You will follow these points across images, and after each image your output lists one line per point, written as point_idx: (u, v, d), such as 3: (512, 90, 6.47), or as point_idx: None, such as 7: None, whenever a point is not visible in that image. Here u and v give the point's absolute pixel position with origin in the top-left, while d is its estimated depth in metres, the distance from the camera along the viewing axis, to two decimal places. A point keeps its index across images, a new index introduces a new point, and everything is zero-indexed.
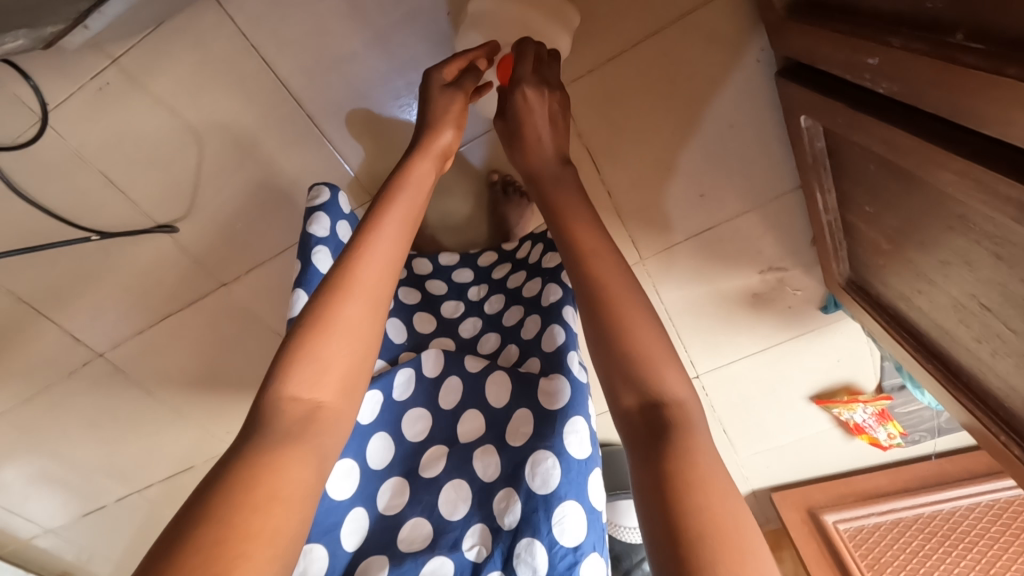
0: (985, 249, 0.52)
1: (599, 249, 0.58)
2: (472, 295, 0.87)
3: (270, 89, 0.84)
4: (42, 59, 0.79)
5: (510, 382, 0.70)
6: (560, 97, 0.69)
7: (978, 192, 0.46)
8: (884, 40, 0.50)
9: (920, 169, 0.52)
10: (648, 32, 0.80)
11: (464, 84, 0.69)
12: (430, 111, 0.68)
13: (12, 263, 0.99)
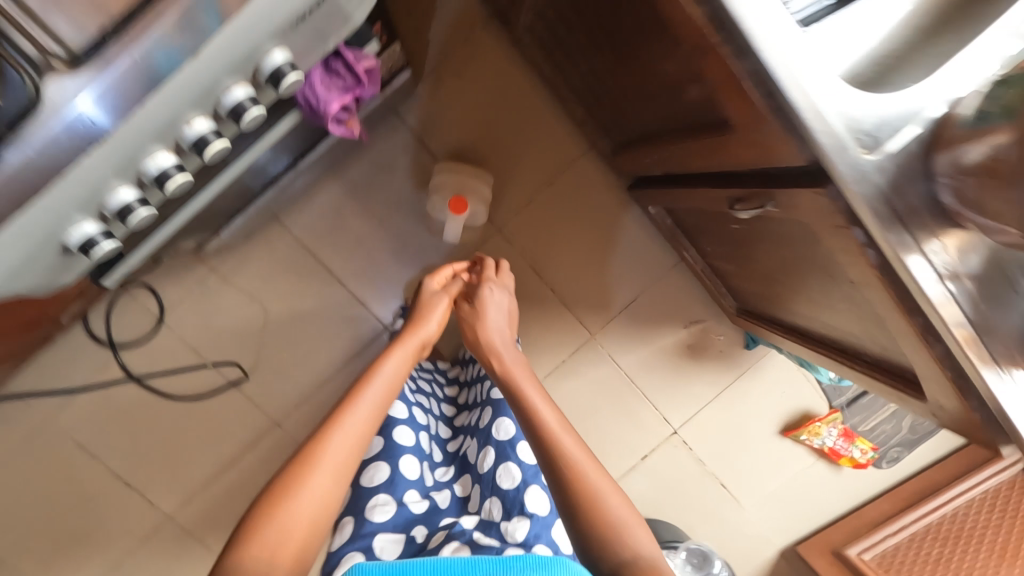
0: (749, 238, 0.89)
1: (554, 420, 0.73)
2: (450, 373, 1.15)
3: (313, 267, 1.27)
4: (168, 277, 1.22)
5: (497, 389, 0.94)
6: (507, 301, 0.92)
7: (714, 203, 0.85)
8: (647, 150, 0.96)
9: (695, 204, 0.92)
10: (546, 184, 1.28)
11: (450, 289, 0.91)
12: (421, 308, 0.88)
13: (115, 439, 1.27)
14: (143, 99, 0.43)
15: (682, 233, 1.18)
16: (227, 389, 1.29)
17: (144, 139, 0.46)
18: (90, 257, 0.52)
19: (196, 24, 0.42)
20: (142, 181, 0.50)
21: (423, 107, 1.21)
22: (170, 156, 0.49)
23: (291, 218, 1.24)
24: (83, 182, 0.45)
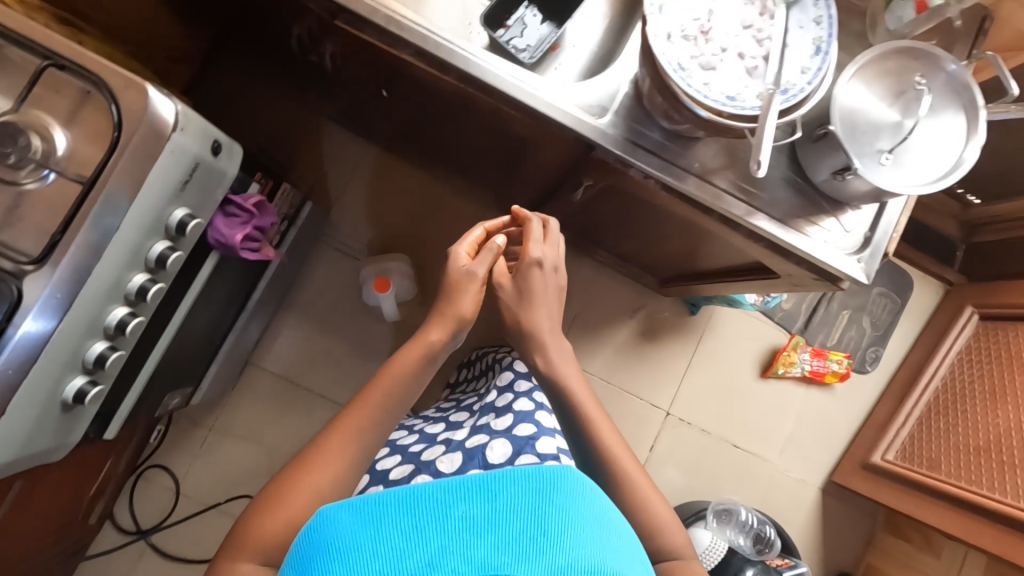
0: (615, 218, 1.06)
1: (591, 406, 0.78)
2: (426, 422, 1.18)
3: (293, 390, 1.38)
4: (174, 449, 1.34)
5: (513, 387, 0.91)
6: (554, 273, 0.80)
7: (573, 200, 1.03)
8: (513, 188, 1.17)
9: (565, 208, 1.10)
10: None
11: (485, 265, 0.75)
12: (449, 287, 0.74)
13: None
14: (87, 281, 0.60)
15: (590, 237, 1.31)
16: None
17: (98, 303, 0.64)
18: (82, 404, 0.69)
19: (106, 221, 0.60)
20: (107, 334, 0.67)
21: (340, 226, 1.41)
22: (122, 308, 0.67)
23: (262, 356, 1.38)
24: (66, 351, 0.63)
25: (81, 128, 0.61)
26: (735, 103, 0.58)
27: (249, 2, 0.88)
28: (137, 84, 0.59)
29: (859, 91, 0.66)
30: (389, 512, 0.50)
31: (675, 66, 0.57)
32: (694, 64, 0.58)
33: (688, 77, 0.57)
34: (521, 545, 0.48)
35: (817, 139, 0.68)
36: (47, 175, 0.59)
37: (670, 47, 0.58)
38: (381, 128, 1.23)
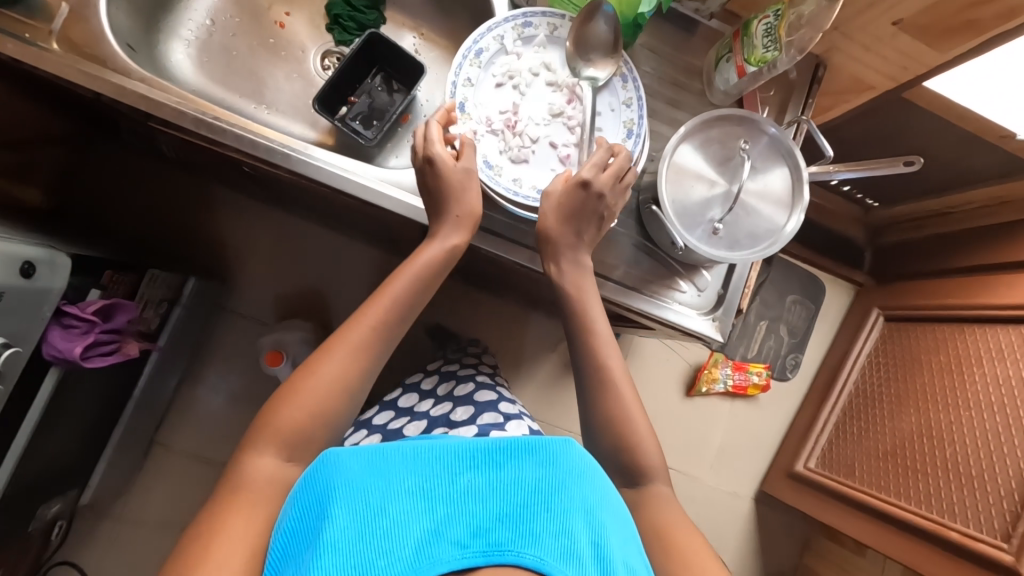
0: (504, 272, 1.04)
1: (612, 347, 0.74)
2: None
3: (205, 467, 1.32)
4: (81, 545, 1.26)
5: (485, 390, 0.96)
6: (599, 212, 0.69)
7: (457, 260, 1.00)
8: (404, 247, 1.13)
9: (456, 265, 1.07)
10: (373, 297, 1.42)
11: (552, 190, 0.69)
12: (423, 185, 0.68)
13: None
14: None
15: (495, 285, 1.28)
16: None
17: None
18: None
19: None
20: None
21: (239, 291, 1.34)
22: None
23: (168, 435, 1.31)
24: None
25: None
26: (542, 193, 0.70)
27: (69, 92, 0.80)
28: None
29: (690, 160, 0.66)
30: (400, 463, 0.52)
31: (485, 162, 0.69)
32: (504, 158, 0.71)
33: (499, 172, 0.70)
34: (518, 515, 0.47)
35: (654, 211, 0.69)
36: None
37: (483, 145, 0.70)
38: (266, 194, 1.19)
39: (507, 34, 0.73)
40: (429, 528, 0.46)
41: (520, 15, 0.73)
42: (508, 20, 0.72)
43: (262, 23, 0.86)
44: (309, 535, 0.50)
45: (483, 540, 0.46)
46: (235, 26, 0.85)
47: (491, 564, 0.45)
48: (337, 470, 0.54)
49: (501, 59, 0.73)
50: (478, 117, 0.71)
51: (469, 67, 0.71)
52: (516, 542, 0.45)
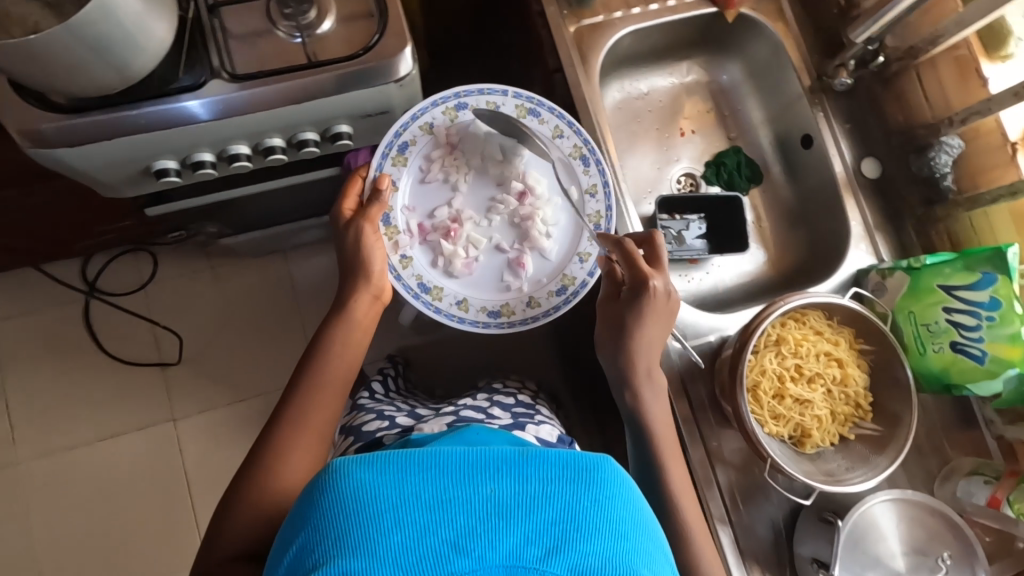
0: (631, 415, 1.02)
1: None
2: None
3: (287, 297, 1.42)
4: (173, 256, 1.40)
5: (525, 408, 0.95)
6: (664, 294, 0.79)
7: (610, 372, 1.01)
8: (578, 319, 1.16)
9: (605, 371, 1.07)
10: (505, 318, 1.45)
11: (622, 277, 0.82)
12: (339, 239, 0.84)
13: (36, 364, 1.34)
14: (244, 115, 0.70)
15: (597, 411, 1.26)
16: (155, 364, 1.36)
17: (235, 133, 0.74)
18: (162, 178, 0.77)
19: (295, 96, 0.70)
20: (223, 154, 0.77)
21: None
22: (247, 148, 0.77)
23: (293, 254, 1.43)
24: (183, 139, 0.72)
25: (344, 30, 0.72)
26: (494, 311, 0.90)
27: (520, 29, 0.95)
28: (404, 39, 0.71)
29: (889, 523, 0.76)
30: (422, 481, 0.47)
31: (423, 283, 0.89)
32: (437, 273, 0.90)
33: (441, 294, 0.89)
34: (555, 535, 0.46)
35: (831, 522, 0.76)
36: (296, 37, 0.71)
37: (419, 257, 0.89)
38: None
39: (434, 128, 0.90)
40: (458, 552, 0.45)
41: (453, 98, 0.90)
42: (411, 122, 0.88)
43: (666, 124, 1.00)
44: (321, 542, 0.46)
45: (528, 554, 0.45)
46: (652, 108, 0.99)
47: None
48: (337, 480, 0.48)
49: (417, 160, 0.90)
50: (405, 221, 0.89)
51: (393, 164, 0.89)
52: (550, 563, 0.45)
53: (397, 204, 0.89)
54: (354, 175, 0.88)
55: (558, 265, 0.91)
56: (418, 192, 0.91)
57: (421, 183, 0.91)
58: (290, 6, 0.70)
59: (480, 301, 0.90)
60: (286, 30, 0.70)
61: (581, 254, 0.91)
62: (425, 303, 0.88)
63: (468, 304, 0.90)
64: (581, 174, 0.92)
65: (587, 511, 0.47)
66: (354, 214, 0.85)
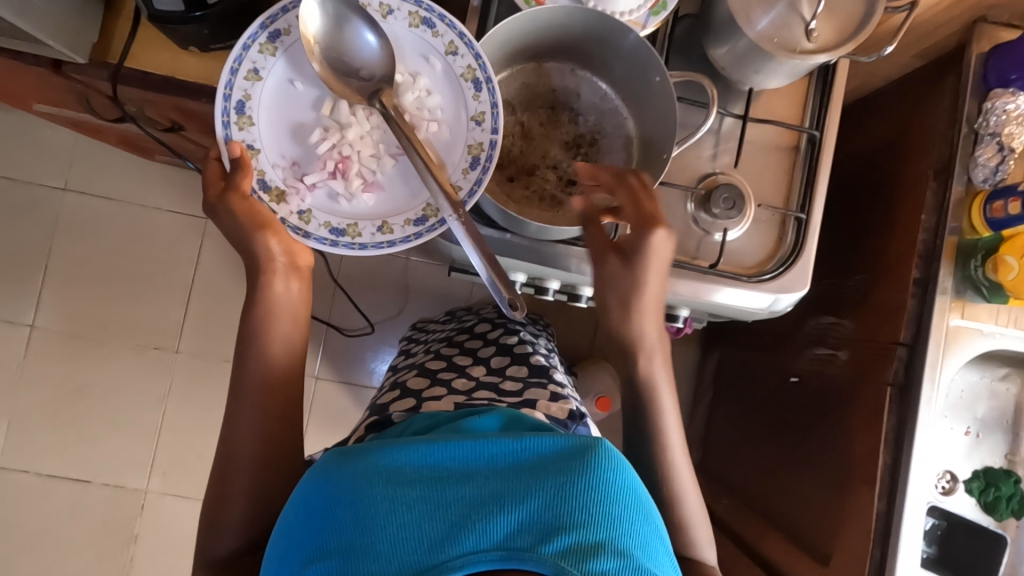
0: None
1: None
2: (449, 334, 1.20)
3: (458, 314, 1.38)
4: None
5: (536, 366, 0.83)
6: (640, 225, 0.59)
7: None
8: (736, 501, 1.12)
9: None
10: None
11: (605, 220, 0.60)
12: (230, 225, 0.61)
13: (221, 270, 1.39)
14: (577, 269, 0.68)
15: None
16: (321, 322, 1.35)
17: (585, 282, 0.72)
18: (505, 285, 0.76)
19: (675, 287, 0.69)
20: (566, 289, 0.76)
21: None
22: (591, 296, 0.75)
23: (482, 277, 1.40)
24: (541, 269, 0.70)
25: (746, 233, 0.70)
26: (420, 219, 0.62)
27: (865, 246, 0.87)
28: (803, 283, 0.68)
29: None
30: (416, 462, 0.49)
31: (336, 227, 0.62)
32: (342, 211, 0.63)
33: (358, 229, 0.62)
34: (549, 524, 0.45)
35: None
36: (693, 217, 0.69)
37: (315, 202, 0.62)
38: (731, 340, 1.24)
39: (264, 73, 0.60)
40: (449, 540, 0.44)
41: (262, 31, 0.59)
42: (233, 71, 0.59)
43: (957, 417, 0.88)
44: (318, 543, 0.46)
45: (517, 543, 0.44)
46: (953, 393, 0.88)
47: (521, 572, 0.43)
48: (334, 472, 0.49)
49: (268, 98, 0.61)
50: (282, 176, 0.62)
51: (239, 131, 0.60)
52: (543, 549, 0.44)
53: (262, 163, 0.61)
54: (211, 155, 0.63)
55: (458, 138, 0.62)
56: (280, 133, 0.62)
57: (280, 123, 0.62)
58: (720, 207, 0.66)
59: (402, 214, 0.62)
60: (693, 212, 0.69)
61: (474, 116, 0.61)
62: (347, 248, 0.62)
63: (390, 225, 0.62)
64: (430, 38, 0.61)
65: (576, 496, 0.46)
66: (217, 196, 0.61)
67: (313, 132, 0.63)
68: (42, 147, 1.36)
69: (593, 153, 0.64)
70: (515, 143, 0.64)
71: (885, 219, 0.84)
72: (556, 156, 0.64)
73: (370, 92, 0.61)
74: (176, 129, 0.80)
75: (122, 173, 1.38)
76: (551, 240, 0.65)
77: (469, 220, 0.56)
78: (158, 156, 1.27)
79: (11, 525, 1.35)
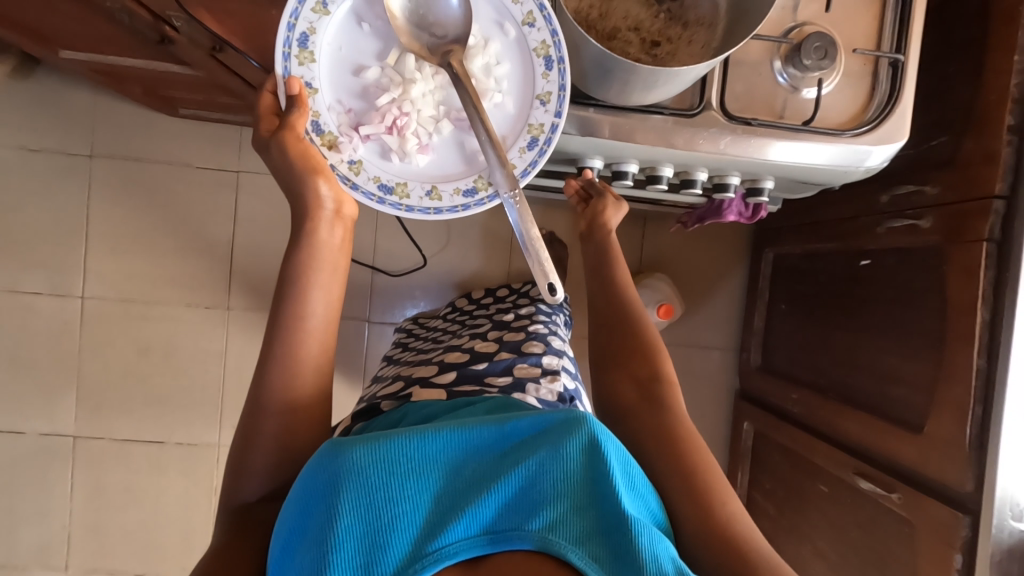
0: (847, 518, 0.99)
1: None
2: (459, 303, 1.25)
3: (502, 244, 1.36)
4: None
5: (530, 342, 0.85)
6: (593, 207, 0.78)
7: (849, 468, 0.97)
8: (804, 391, 1.11)
9: (824, 459, 1.04)
10: (707, 343, 1.37)
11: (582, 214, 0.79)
12: (281, 163, 0.58)
13: (260, 223, 1.38)
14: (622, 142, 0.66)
15: (769, 470, 1.23)
16: (367, 264, 1.34)
17: (661, 159, 0.69)
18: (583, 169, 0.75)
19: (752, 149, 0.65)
20: (645, 170, 0.72)
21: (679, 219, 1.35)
22: (670, 173, 0.72)
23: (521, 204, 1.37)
24: (607, 150, 0.68)
25: (836, 88, 0.65)
26: (471, 190, 0.60)
27: (942, 104, 0.83)
28: (900, 136, 0.64)
29: None
30: (408, 452, 0.48)
31: (385, 183, 0.59)
32: (391, 172, 0.60)
33: (407, 189, 0.60)
34: (534, 502, 0.49)
35: None
36: (780, 75, 0.65)
37: (366, 153, 0.60)
38: (788, 237, 1.21)
39: (332, 6, 0.56)
40: (440, 529, 0.47)
41: None
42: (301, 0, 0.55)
43: None
44: (315, 540, 0.46)
45: (506, 522, 0.48)
46: None
47: (512, 549, 0.47)
48: (326, 471, 0.47)
49: (333, 37, 0.58)
50: (337, 121, 0.59)
51: (299, 65, 0.57)
52: (530, 526, 0.48)
53: (318, 104, 0.58)
54: (266, 90, 0.60)
55: (520, 114, 0.60)
56: (341, 82, 0.59)
57: (343, 64, 0.59)
58: (812, 57, 0.62)
59: (453, 182, 0.60)
60: (780, 69, 0.65)
61: (540, 95, 0.59)
62: (393, 208, 0.59)
63: (439, 190, 0.60)
64: (509, 4, 0.58)
65: (562, 476, 0.49)
66: (272, 133, 0.58)
67: (375, 84, 0.60)
68: (63, 115, 1.33)
69: (676, 10, 0.61)
70: (593, 7, 0.60)
71: (967, 68, 0.79)
72: (637, 18, 0.60)
73: (441, 52, 0.59)
74: (217, 52, 0.74)
75: (148, 133, 1.35)
76: (636, 104, 0.63)
77: (524, 201, 0.56)
78: (182, 107, 1.23)
79: (96, 488, 1.39)
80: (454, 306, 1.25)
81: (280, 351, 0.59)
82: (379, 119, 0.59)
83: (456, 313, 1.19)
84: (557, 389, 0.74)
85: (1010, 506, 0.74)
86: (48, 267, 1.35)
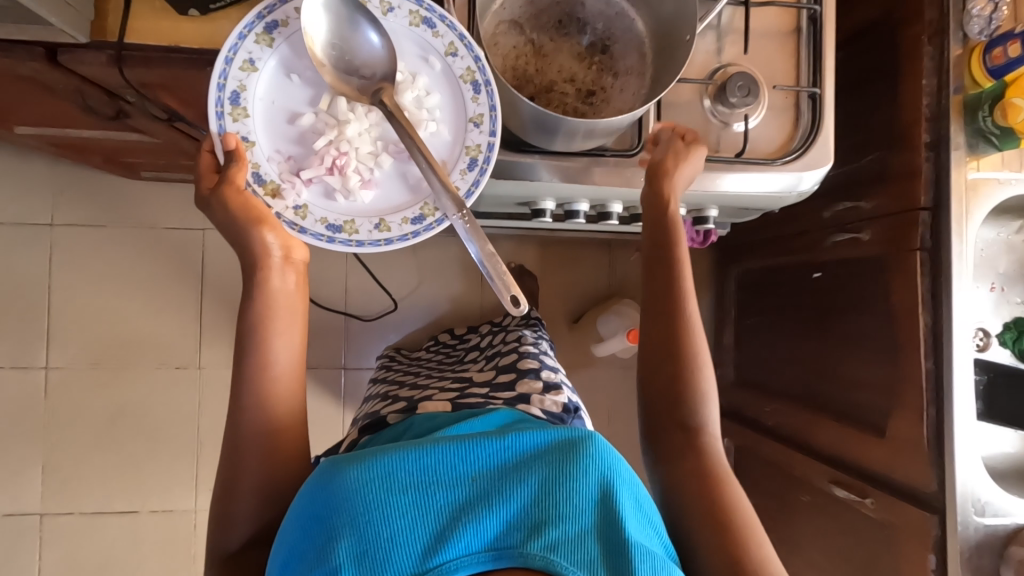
0: (829, 525, 1.01)
1: None
2: (443, 336, 1.26)
3: (473, 280, 1.38)
4: None
5: (527, 358, 0.86)
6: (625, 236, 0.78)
7: (825, 476, 1.00)
8: (777, 403, 1.14)
9: (802, 469, 1.06)
10: None
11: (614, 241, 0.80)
12: (226, 220, 0.59)
13: (229, 278, 1.37)
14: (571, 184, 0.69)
15: (753, 484, 1.24)
16: (339, 311, 1.34)
17: (612, 197, 0.72)
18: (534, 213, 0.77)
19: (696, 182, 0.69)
20: (596, 207, 0.76)
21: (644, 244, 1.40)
22: (619, 209, 0.75)
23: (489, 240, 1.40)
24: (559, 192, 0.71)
25: (762, 120, 0.70)
26: (419, 217, 0.61)
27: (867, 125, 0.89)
28: (825, 160, 0.69)
29: None
30: (410, 467, 0.49)
31: (332, 222, 0.60)
32: (338, 209, 0.61)
33: (355, 226, 0.61)
34: (534, 520, 0.49)
35: None
36: (710, 112, 0.70)
37: (310, 196, 0.61)
38: (747, 254, 1.26)
39: (260, 62, 0.59)
40: (440, 544, 0.47)
41: (258, 20, 0.58)
42: (227, 61, 0.57)
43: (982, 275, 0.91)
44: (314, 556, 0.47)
45: (506, 540, 0.48)
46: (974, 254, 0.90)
47: (510, 569, 0.47)
48: (327, 488, 0.49)
49: (264, 91, 0.60)
50: (277, 169, 0.60)
51: (233, 123, 0.59)
52: (531, 544, 0.48)
53: (257, 156, 0.60)
54: (203, 149, 0.61)
55: (456, 138, 0.62)
56: (277, 132, 0.60)
57: (275, 116, 0.60)
58: (737, 96, 0.67)
59: (400, 212, 0.61)
60: (710, 107, 0.70)
61: (473, 119, 0.61)
62: (344, 244, 0.60)
63: (387, 221, 0.61)
64: (429, 39, 0.61)
65: (562, 492, 0.50)
66: (211, 189, 0.59)
67: (311, 129, 0.61)
68: (22, 186, 1.32)
69: (607, 61, 0.65)
70: (530, 63, 0.64)
71: (884, 93, 0.85)
72: (572, 70, 0.65)
73: (371, 91, 0.61)
74: (172, 121, 0.76)
75: (110, 198, 1.34)
76: (577, 149, 0.66)
77: (473, 222, 0.58)
78: (143, 171, 1.24)
79: (68, 567, 1.33)
80: (437, 340, 1.25)
81: (247, 402, 0.60)
82: (318, 162, 0.60)
83: (440, 347, 1.19)
84: (561, 400, 0.75)
85: (972, 502, 0.77)
86: (10, 340, 1.32)
